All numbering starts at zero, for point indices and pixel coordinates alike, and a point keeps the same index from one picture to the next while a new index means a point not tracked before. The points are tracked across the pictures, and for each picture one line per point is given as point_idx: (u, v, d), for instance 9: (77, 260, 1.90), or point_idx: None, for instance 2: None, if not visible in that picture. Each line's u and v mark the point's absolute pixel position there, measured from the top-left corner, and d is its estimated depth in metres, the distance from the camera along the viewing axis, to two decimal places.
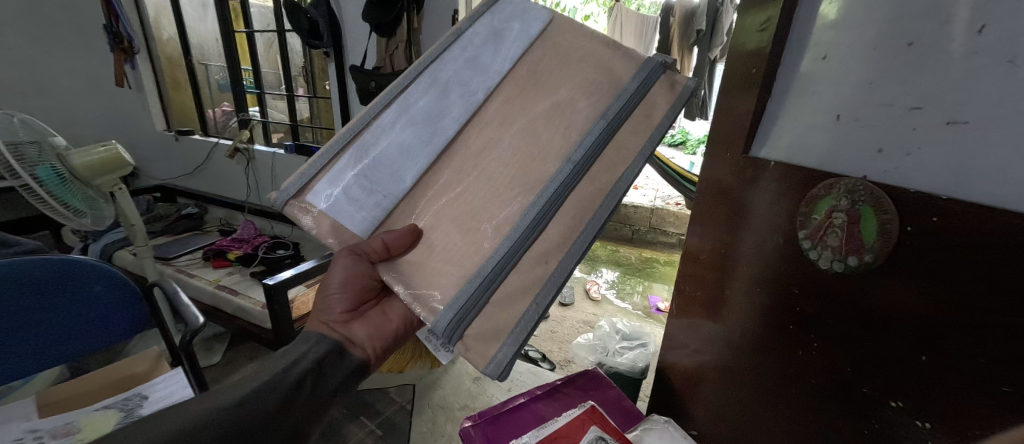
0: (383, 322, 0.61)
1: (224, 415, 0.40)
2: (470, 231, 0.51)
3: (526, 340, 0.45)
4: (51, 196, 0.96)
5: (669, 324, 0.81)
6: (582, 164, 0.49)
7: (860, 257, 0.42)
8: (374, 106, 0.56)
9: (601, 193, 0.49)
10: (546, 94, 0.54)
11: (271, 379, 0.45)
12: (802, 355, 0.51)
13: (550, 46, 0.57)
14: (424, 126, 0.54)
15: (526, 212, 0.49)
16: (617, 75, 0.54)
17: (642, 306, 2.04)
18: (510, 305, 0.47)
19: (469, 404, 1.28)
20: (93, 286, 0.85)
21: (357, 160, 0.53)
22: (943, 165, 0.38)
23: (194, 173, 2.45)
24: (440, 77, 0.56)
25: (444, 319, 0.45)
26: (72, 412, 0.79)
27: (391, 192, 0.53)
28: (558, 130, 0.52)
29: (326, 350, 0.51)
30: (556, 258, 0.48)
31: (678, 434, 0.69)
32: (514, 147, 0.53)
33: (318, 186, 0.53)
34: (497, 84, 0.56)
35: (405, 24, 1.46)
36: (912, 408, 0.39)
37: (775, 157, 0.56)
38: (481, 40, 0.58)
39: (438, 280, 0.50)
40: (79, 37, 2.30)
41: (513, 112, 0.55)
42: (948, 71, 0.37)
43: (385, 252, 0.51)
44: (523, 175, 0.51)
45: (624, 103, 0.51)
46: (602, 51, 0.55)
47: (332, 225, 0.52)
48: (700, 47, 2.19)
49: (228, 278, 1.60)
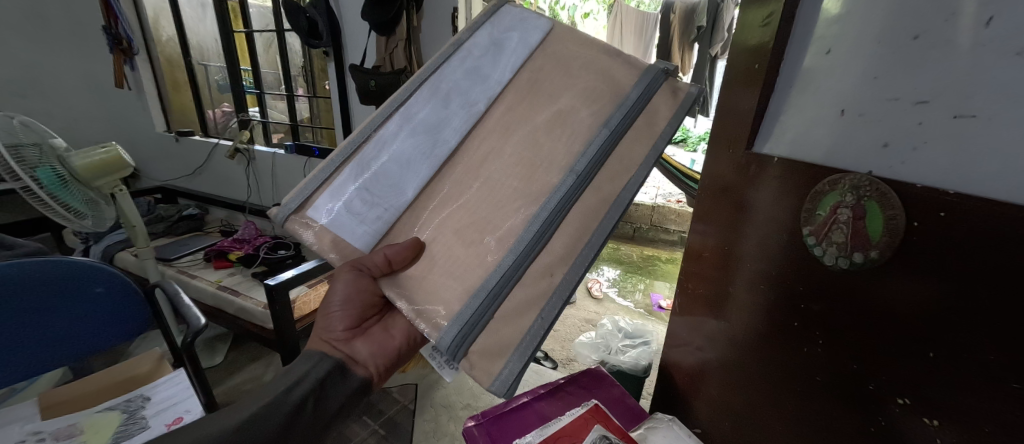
0: (386, 339, 0.61)
1: (227, 434, 0.40)
2: (473, 243, 0.50)
3: (532, 356, 0.44)
4: (51, 197, 0.96)
5: (670, 322, 0.81)
6: (586, 174, 0.48)
7: (866, 252, 0.42)
8: (375, 119, 0.56)
9: (605, 203, 0.49)
10: (548, 103, 0.53)
11: (275, 399, 0.44)
12: (806, 352, 0.51)
13: (551, 55, 0.56)
14: (425, 138, 0.54)
15: (529, 223, 0.48)
16: (620, 84, 0.53)
17: (644, 304, 2.04)
18: (516, 319, 0.46)
19: (472, 404, 1.36)
20: (95, 288, 0.85)
21: (358, 174, 0.54)
22: (949, 160, 0.37)
23: (195, 174, 2.45)
24: (441, 87, 0.56)
25: (448, 336, 0.45)
26: (75, 414, 0.79)
27: (393, 205, 0.53)
28: (561, 140, 0.51)
29: (328, 369, 0.51)
30: (560, 270, 0.47)
31: (682, 432, 0.69)
32: (516, 156, 0.52)
33: (319, 201, 0.53)
34: (498, 93, 0.55)
35: (404, 23, 1.46)
36: (919, 406, 0.39)
37: (778, 152, 0.55)
38: (481, 51, 0.58)
39: (440, 296, 0.49)
40: (78, 38, 2.30)
41: (516, 120, 0.54)
42: (955, 63, 0.36)
43: (388, 268, 0.51)
44: (526, 185, 0.51)
45: (627, 111, 0.51)
46: (604, 59, 0.55)
47: (333, 239, 0.53)
48: (700, 43, 2.16)
49: (229, 278, 1.61)
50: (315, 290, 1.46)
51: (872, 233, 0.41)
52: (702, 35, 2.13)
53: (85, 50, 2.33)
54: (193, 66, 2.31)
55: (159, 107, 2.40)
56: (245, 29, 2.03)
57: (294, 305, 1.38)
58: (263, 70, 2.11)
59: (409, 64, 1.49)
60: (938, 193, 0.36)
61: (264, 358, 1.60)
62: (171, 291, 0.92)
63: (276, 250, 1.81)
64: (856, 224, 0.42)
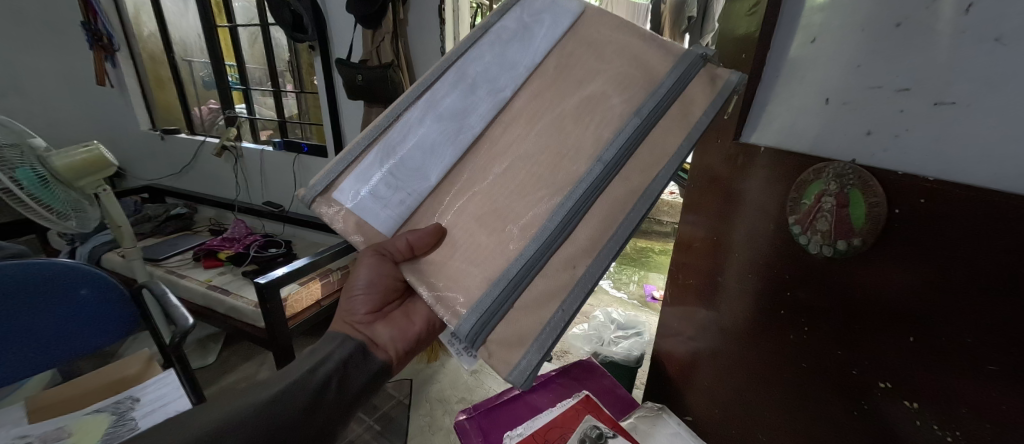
0: (407, 325, 0.61)
1: (249, 418, 0.41)
2: (495, 232, 0.49)
3: (551, 349, 0.43)
4: (31, 199, 0.93)
5: (664, 312, 0.85)
6: (614, 163, 0.45)
7: (849, 240, 0.42)
8: (402, 102, 0.55)
9: (634, 194, 0.45)
10: (576, 89, 0.50)
11: (297, 380, 0.45)
12: (793, 339, 0.52)
13: (582, 39, 0.53)
14: (449, 124, 0.53)
15: (554, 212, 0.46)
16: (653, 70, 0.49)
17: (638, 295, 2.06)
18: (534, 310, 0.45)
19: (466, 397, 1.37)
20: (80, 290, 0.83)
21: (383, 159, 0.53)
22: (930, 149, 0.37)
23: (183, 172, 2.41)
24: (468, 72, 0.54)
25: (467, 324, 0.44)
26: (63, 417, 0.78)
27: (416, 190, 0.53)
28: (589, 127, 0.48)
29: (350, 351, 0.52)
30: (583, 263, 0.45)
31: (672, 422, 0.69)
32: (540, 144, 0.50)
33: (344, 183, 0.53)
34: (524, 80, 0.53)
35: (390, 15, 1.43)
36: (899, 389, 0.39)
37: (766, 142, 0.56)
38: (510, 34, 0.54)
39: (462, 283, 0.49)
40: (56, 35, 2.24)
41: (541, 107, 0.52)
42: (936, 52, 0.36)
43: (409, 252, 0.51)
44: (552, 175, 0.48)
45: (661, 99, 0.46)
46: (637, 44, 0.51)
47: (358, 222, 0.52)
48: (691, 34, 1.91)
49: (220, 277, 1.59)
50: (308, 288, 1.45)
51: (855, 221, 0.42)
52: (693, 26, 1.88)
53: (67, 47, 2.28)
54: (177, 63, 2.27)
55: (142, 104, 2.34)
56: (228, 23, 1.99)
57: (286, 304, 1.37)
58: (249, 66, 2.08)
59: (397, 58, 1.47)
60: (918, 180, 0.36)
61: (258, 357, 1.60)
62: (158, 292, 0.90)
63: (267, 248, 1.79)
64: (839, 212, 0.43)
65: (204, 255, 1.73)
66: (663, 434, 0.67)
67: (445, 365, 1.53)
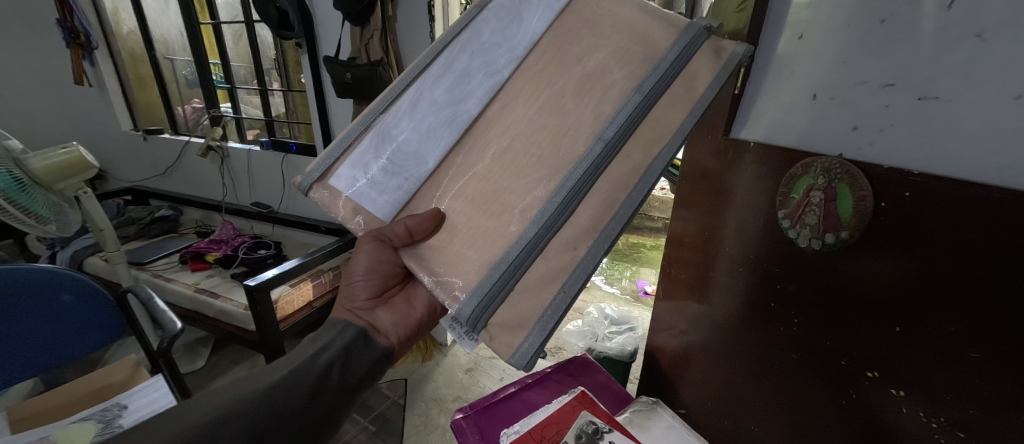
0: (408, 310, 0.61)
1: (252, 403, 0.40)
2: (494, 215, 0.49)
3: (553, 331, 0.43)
4: (13, 205, 0.89)
5: (658, 307, 0.86)
6: (615, 142, 0.45)
7: (837, 233, 0.43)
8: (397, 85, 0.55)
9: (634, 174, 0.45)
10: (574, 65, 0.50)
11: (298, 368, 0.45)
12: (783, 332, 0.53)
13: (580, 15, 0.52)
14: (445, 108, 0.52)
15: (553, 195, 0.46)
16: (654, 43, 0.47)
17: (631, 290, 2.08)
18: (536, 292, 0.45)
19: (462, 396, 1.37)
20: (62, 295, 0.81)
21: (379, 144, 0.52)
22: (915, 138, 0.38)
23: (166, 173, 2.36)
24: (460, 57, 0.53)
25: (467, 307, 0.44)
26: (47, 427, 0.76)
27: (413, 175, 0.53)
28: (589, 105, 0.48)
29: (352, 337, 0.51)
30: (585, 244, 0.45)
31: (667, 414, 0.70)
32: (539, 124, 0.50)
33: (341, 170, 0.52)
34: (520, 61, 0.53)
35: (378, 12, 1.41)
36: (885, 378, 0.40)
37: (755, 137, 0.57)
38: (504, 14, 0.53)
39: (462, 268, 0.49)
40: (33, 34, 2.18)
41: (540, 86, 0.51)
42: (920, 47, 0.37)
43: (408, 238, 0.51)
44: (551, 156, 0.48)
45: (662, 74, 0.45)
46: (636, 17, 0.49)
47: (355, 208, 0.53)
48: None
49: (208, 281, 1.56)
50: (299, 289, 1.43)
51: (843, 214, 0.43)
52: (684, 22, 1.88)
53: (41, 46, 2.21)
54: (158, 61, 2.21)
55: (123, 104, 2.27)
56: (212, 20, 1.95)
57: (277, 305, 1.35)
58: (234, 64, 2.04)
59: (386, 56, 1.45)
60: (904, 174, 0.37)
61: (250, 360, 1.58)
62: (146, 295, 0.88)
63: (256, 250, 1.76)
64: (828, 206, 0.44)
65: (191, 257, 1.69)
66: (658, 427, 0.68)
67: (439, 364, 1.53)
